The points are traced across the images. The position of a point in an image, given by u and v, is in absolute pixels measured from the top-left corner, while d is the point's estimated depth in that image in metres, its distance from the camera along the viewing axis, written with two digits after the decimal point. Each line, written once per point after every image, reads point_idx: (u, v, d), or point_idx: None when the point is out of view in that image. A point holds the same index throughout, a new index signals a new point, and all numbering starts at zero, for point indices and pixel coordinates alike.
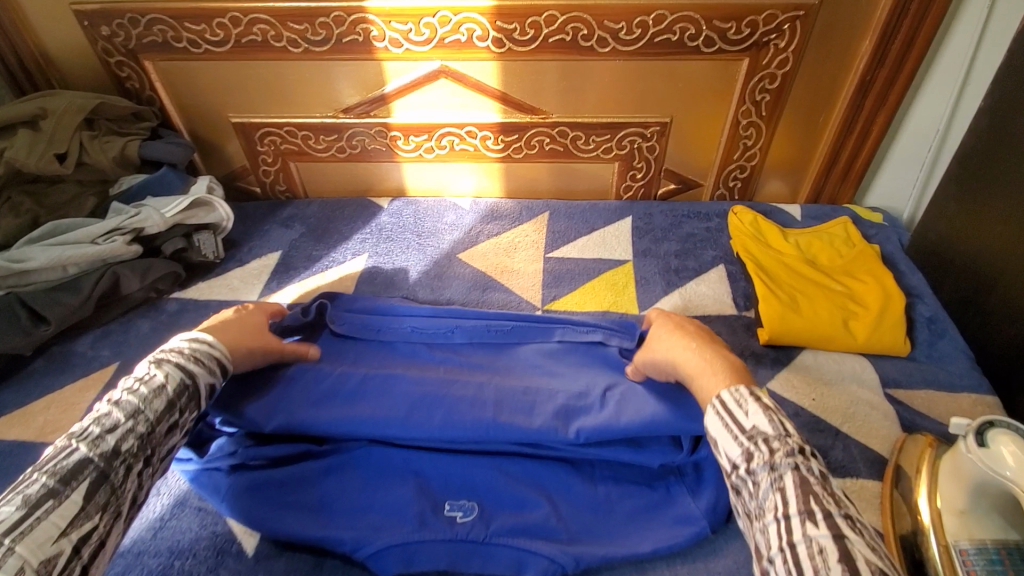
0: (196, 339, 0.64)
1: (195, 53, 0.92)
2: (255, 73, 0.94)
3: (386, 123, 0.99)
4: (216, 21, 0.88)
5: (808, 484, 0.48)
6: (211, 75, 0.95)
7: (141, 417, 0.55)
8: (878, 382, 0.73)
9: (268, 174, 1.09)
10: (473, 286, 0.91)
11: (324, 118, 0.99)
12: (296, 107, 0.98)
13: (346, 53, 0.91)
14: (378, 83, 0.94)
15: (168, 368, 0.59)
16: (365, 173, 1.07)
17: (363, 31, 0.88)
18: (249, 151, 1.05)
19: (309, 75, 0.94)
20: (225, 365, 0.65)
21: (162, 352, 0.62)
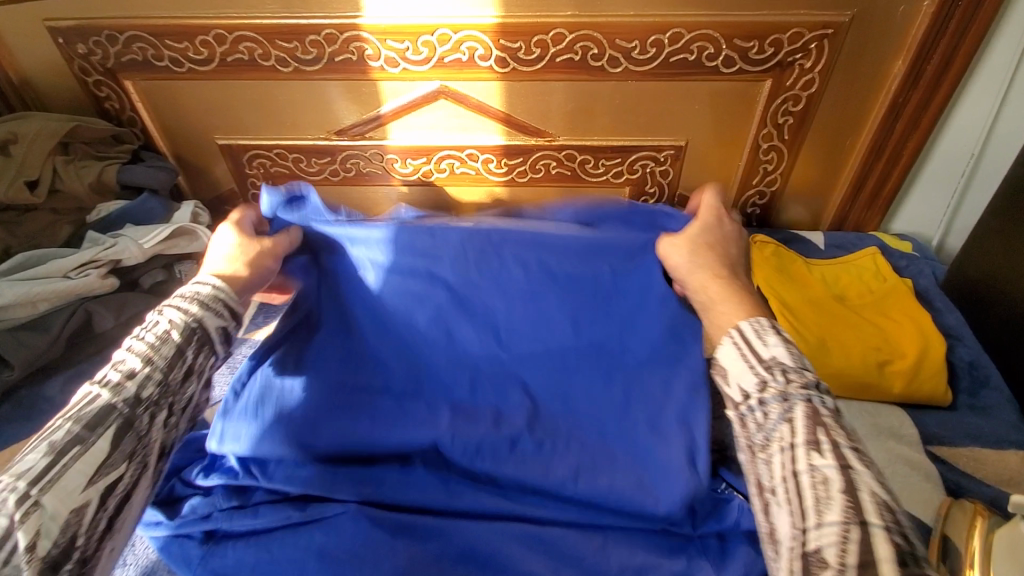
0: (200, 283, 0.61)
1: (179, 73, 0.86)
2: (242, 93, 0.88)
3: (382, 145, 0.93)
4: (200, 38, 0.82)
5: (818, 413, 0.48)
6: (196, 96, 0.89)
7: (156, 363, 0.53)
8: (918, 439, 0.68)
9: (258, 197, 1.03)
10: None
11: (316, 140, 0.93)
12: (287, 128, 0.92)
13: (339, 73, 0.85)
14: (373, 104, 0.88)
15: (177, 316, 0.57)
16: (360, 197, 1.02)
17: (357, 49, 0.82)
18: (237, 173, 0.99)
19: (300, 95, 0.88)
20: (235, 307, 0.61)
21: (168, 299, 0.59)
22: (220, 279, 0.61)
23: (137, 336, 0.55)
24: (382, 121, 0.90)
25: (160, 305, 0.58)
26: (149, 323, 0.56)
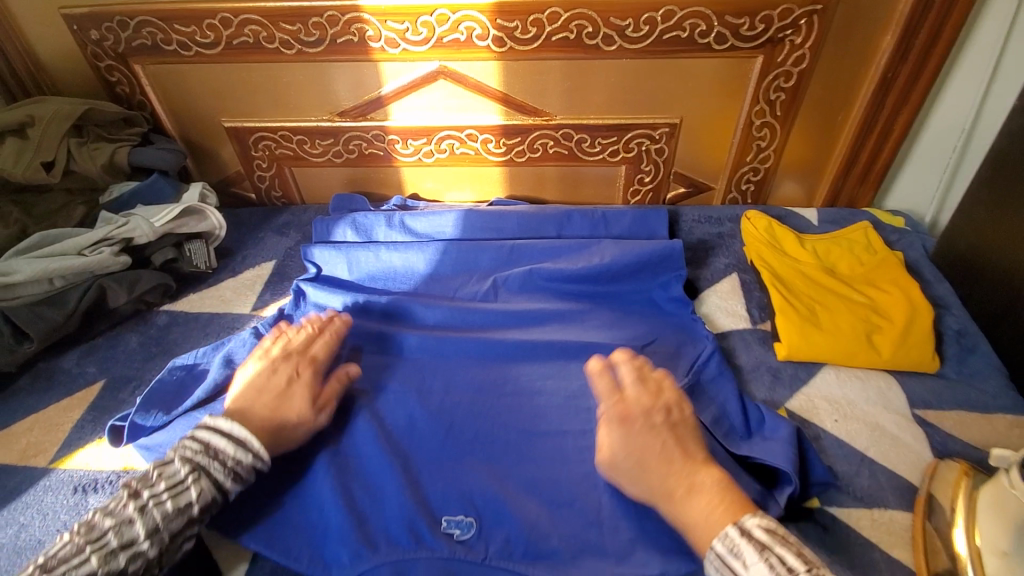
0: (241, 440, 0.58)
1: (186, 56, 0.89)
2: (249, 75, 0.91)
3: (383, 127, 0.95)
4: (206, 22, 0.85)
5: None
6: (205, 80, 0.92)
7: (159, 531, 0.52)
8: (906, 404, 0.70)
9: (263, 180, 1.05)
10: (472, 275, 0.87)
11: (320, 122, 0.96)
12: (292, 111, 0.95)
13: (341, 54, 0.87)
14: (375, 85, 0.91)
15: (206, 479, 0.55)
16: (363, 178, 1.04)
17: (358, 31, 0.84)
18: (243, 157, 1.02)
19: (305, 76, 0.90)
20: (261, 473, 0.59)
21: (203, 451, 0.57)
22: (252, 435, 0.59)
23: (155, 491, 0.54)
24: (386, 100, 0.92)
25: (185, 460, 0.56)
26: (181, 475, 0.55)
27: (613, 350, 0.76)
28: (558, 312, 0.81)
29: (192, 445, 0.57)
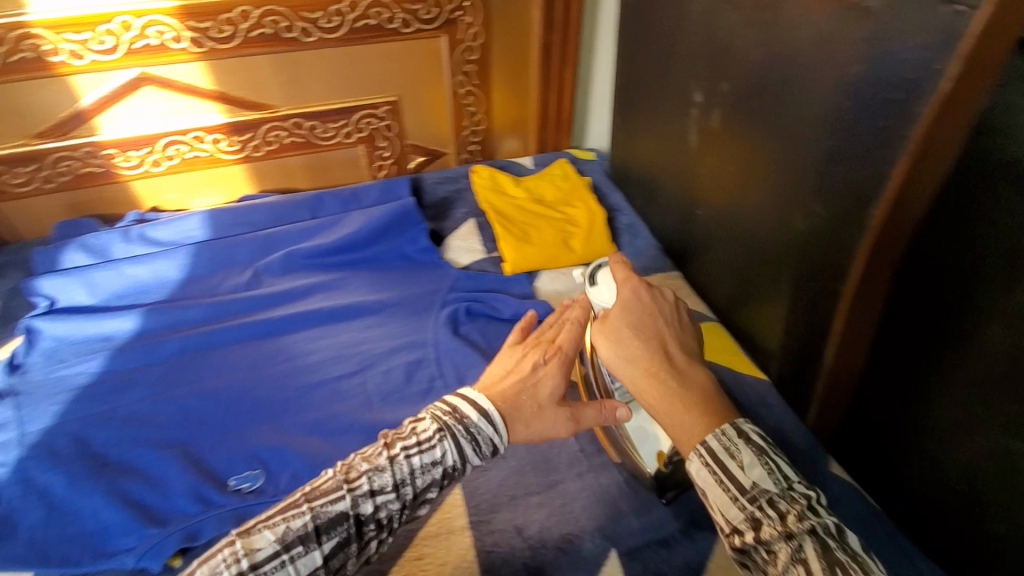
0: (485, 410, 0.57)
1: (307, 41, 1.03)
2: (364, 54, 1.08)
3: (478, 90, 1.23)
4: (334, 8, 1.00)
5: (828, 547, 0.45)
6: (325, 60, 1.07)
7: (768, 569, 0.47)
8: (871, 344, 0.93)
9: (384, 168, 1.27)
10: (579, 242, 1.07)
11: (422, 93, 1.19)
12: (417, 102, 1.20)
13: (451, 27, 1.11)
14: (477, 48, 1.16)
15: (765, 476, 0.49)
16: (450, 142, 1.29)
17: (469, 4, 1.10)
18: (370, 152, 1.23)
19: (415, 49, 1.12)
20: (491, 449, 0.57)
21: (750, 452, 0.50)
22: (488, 403, 0.58)
23: (762, 518, 0.48)
24: (487, 64, 1.20)
25: (438, 417, 0.57)
26: (773, 492, 0.48)
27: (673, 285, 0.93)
28: (636, 266, 1.06)
29: (442, 407, 0.58)
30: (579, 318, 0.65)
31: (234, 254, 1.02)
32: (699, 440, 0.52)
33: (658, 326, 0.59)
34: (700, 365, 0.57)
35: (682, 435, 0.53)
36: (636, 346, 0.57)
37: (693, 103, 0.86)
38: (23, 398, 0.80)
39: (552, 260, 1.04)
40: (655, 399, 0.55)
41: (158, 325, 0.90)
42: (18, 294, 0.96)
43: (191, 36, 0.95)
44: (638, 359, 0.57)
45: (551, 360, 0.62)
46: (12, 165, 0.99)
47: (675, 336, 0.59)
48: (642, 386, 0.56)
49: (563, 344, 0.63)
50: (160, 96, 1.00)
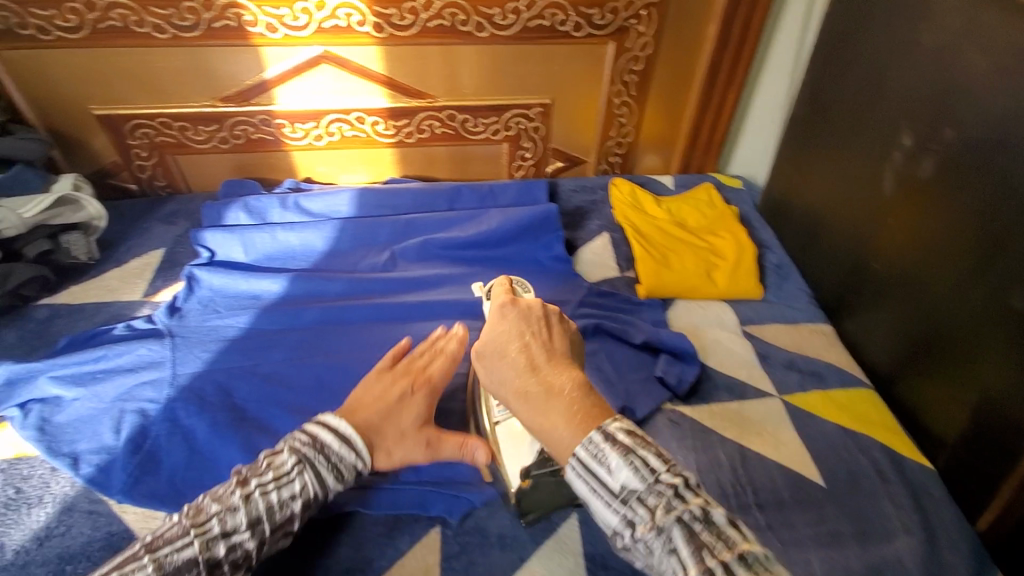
0: (347, 437, 0.62)
1: (479, 36, 1.03)
2: (529, 54, 1.08)
3: (634, 103, 1.19)
4: (511, 5, 1.00)
5: (694, 532, 0.47)
6: (491, 57, 1.07)
7: (642, 556, 0.49)
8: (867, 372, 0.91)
9: (521, 169, 1.26)
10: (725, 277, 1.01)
11: (576, 99, 1.16)
12: (570, 107, 1.17)
13: (621, 35, 1.08)
14: (642, 58, 1.12)
15: (631, 477, 0.50)
16: (593, 152, 1.26)
17: (645, 13, 1.06)
18: (512, 151, 1.22)
19: (580, 53, 1.10)
20: (343, 479, 0.62)
21: (614, 454, 0.51)
22: (343, 427, 0.62)
23: (636, 518, 0.49)
24: (650, 77, 1.15)
25: (293, 450, 0.60)
26: (641, 490, 0.49)
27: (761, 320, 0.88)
28: (784, 311, 0.98)
29: (301, 438, 0.61)
30: (456, 354, 0.72)
31: (375, 234, 1.05)
32: (572, 453, 0.52)
33: (521, 327, 0.61)
34: (569, 367, 0.58)
35: (559, 446, 0.54)
36: (522, 362, 0.58)
37: (899, 147, 0.84)
38: (178, 340, 0.82)
39: (692, 291, 0.99)
40: (533, 412, 0.56)
41: (301, 292, 0.94)
42: (183, 242, 1.03)
43: (374, 21, 0.98)
44: (512, 376, 0.58)
45: (416, 394, 0.67)
46: (196, 123, 1.06)
47: (534, 339, 0.60)
48: (515, 403, 0.57)
49: (433, 376, 0.69)
50: (334, 75, 1.04)
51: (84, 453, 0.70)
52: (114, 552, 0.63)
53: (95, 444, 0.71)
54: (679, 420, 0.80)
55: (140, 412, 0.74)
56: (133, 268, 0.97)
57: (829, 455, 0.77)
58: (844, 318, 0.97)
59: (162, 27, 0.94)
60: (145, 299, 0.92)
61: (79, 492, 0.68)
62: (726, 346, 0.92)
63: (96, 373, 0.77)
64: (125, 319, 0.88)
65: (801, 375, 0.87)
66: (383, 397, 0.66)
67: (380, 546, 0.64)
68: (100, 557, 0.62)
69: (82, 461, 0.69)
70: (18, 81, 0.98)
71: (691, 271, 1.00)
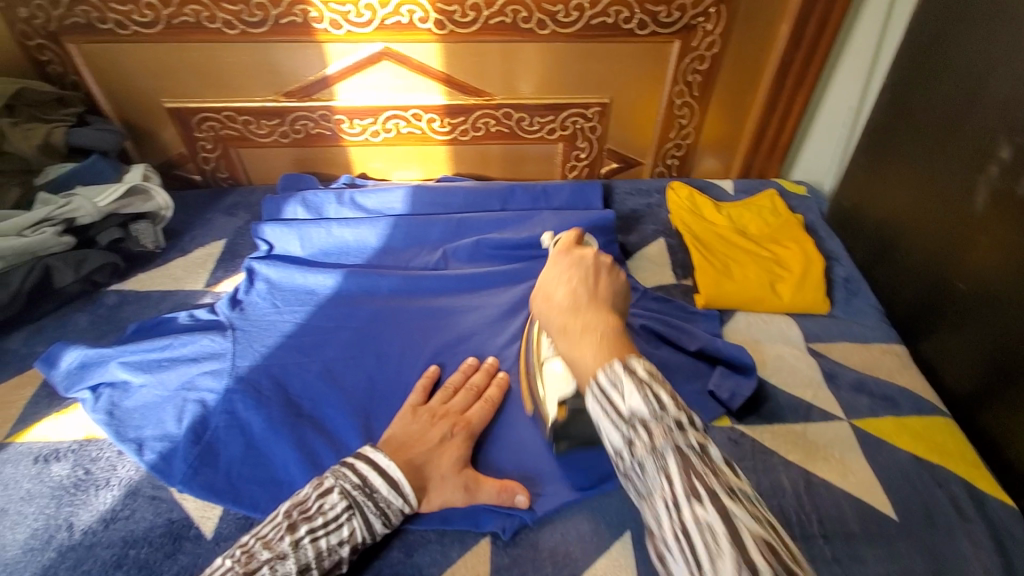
0: (395, 482, 0.62)
1: (540, 33, 1.01)
2: (588, 52, 1.05)
3: (695, 104, 1.14)
4: (575, 2, 0.98)
5: (688, 459, 0.44)
6: (551, 55, 1.05)
7: (634, 477, 0.47)
8: (901, 372, 0.89)
9: (575, 169, 1.24)
10: (786, 290, 0.97)
11: (636, 97, 1.12)
12: (629, 107, 1.14)
13: (687, 33, 1.04)
14: (708, 57, 1.08)
15: (646, 410, 0.47)
16: (649, 153, 1.23)
17: (715, 10, 1.01)
18: (567, 151, 1.20)
19: (644, 51, 1.06)
20: (391, 523, 0.62)
21: (630, 382, 0.48)
22: (394, 471, 0.62)
23: (637, 439, 0.46)
24: (714, 76, 1.10)
25: (345, 492, 0.60)
26: (647, 420, 0.46)
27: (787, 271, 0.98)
28: (854, 329, 0.95)
29: (351, 479, 0.61)
30: (494, 399, 0.74)
31: (428, 232, 1.04)
32: (594, 377, 0.50)
33: (572, 274, 0.59)
34: (609, 312, 0.56)
35: (581, 369, 0.52)
36: (564, 294, 0.58)
37: (997, 158, 0.79)
38: (238, 333, 0.84)
39: (754, 303, 0.95)
40: (572, 346, 0.54)
41: (355, 288, 0.94)
42: (244, 234, 1.05)
43: (436, 18, 0.97)
44: (558, 316, 0.57)
45: (455, 436, 0.68)
46: (259, 117, 1.09)
47: (584, 284, 0.59)
48: (558, 339, 0.57)
49: (471, 420, 0.71)
50: (394, 72, 1.05)
51: (148, 440, 0.72)
52: (175, 539, 0.65)
53: (159, 431, 0.73)
54: (740, 439, 0.78)
55: (200, 402, 0.75)
56: (196, 258, 1.00)
57: (902, 487, 0.74)
58: (920, 339, 0.93)
59: (231, 23, 0.96)
60: (207, 288, 0.95)
61: (143, 478, 0.70)
62: (789, 362, 0.89)
63: (160, 361, 0.79)
64: (189, 308, 0.91)
65: (872, 400, 0.84)
66: (423, 435, 0.67)
67: (439, 553, 0.65)
68: (163, 544, 0.64)
69: (145, 448, 0.71)
70: (97, 73, 1.02)
71: (753, 282, 0.96)
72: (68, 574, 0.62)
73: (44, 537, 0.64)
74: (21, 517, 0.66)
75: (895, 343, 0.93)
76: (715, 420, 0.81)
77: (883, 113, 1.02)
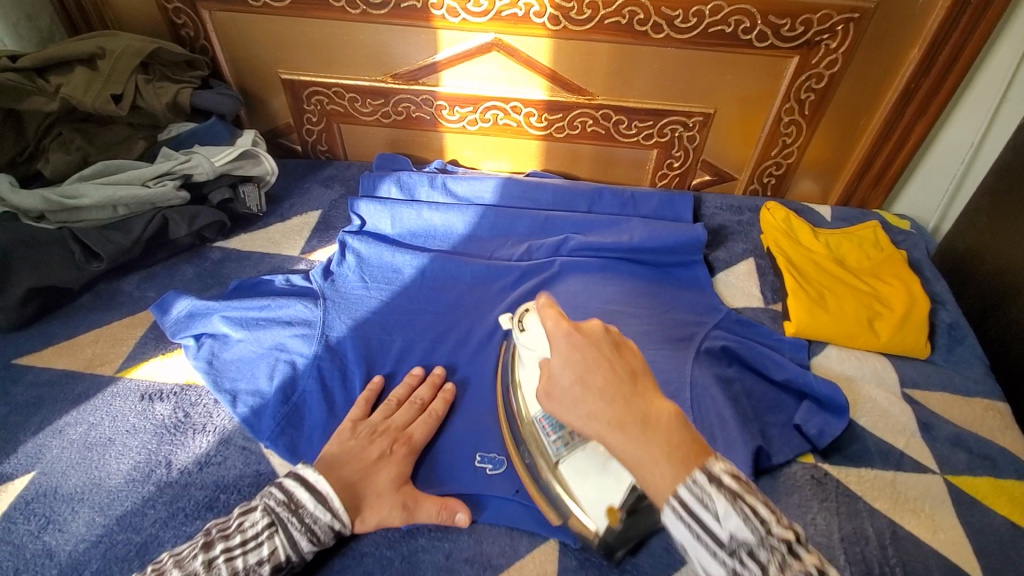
0: (324, 496, 0.61)
1: (655, 37, 0.99)
2: (700, 59, 1.02)
3: (802, 124, 1.10)
4: (695, 9, 0.95)
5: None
6: (660, 59, 1.02)
7: None
8: (1003, 431, 0.83)
9: (666, 178, 1.21)
10: (884, 329, 0.92)
11: (742, 111, 1.09)
12: (732, 120, 1.10)
13: (808, 49, 0.99)
14: (825, 77, 1.03)
15: (742, 526, 0.42)
16: (746, 169, 1.19)
17: (842, 29, 0.97)
18: (661, 158, 1.17)
19: (759, 65, 1.02)
20: (327, 540, 0.61)
21: (722, 499, 0.43)
22: (322, 485, 0.61)
23: (742, 572, 0.42)
24: (828, 96, 1.06)
25: (267, 509, 0.60)
26: (751, 542, 0.41)
27: (896, 311, 0.93)
28: (955, 380, 0.89)
29: (276, 497, 0.61)
30: (437, 413, 0.73)
31: (515, 226, 1.04)
32: (671, 491, 0.44)
33: (596, 360, 0.50)
34: (655, 395, 0.49)
35: (648, 478, 0.45)
36: (572, 378, 0.50)
37: None
38: (328, 302, 0.87)
39: (848, 338, 0.91)
40: (630, 447, 0.46)
41: (438, 272, 0.95)
42: (338, 207, 1.09)
43: (552, 13, 0.97)
44: (602, 410, 0.48)
45: (395, 453, 0.67)
46: (365, 97, 1.12)
47: (616, 368, 0.50)
48: (609, 438, 0.47)
49: (413, 436, 0.70)
50: (501, 63, 1.05)
51: (241, 393, 0.76)
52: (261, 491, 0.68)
53: (252, 387, 0.77)
54: (824, 479, 0.75)
55: (291, 364, 0.79)
56: (294, 225, 1.04)
57: (998, 554, 0.69)
58: None
59: (355, 3, 0.99)
60: (302, 256, 0.98)
61: (235, 428, 0.74)
62: (881, 405, 0.84)
63: (258, 320, 0.83)
64: (286, 272, 0.95)
65: (970, 456, 0.79)
66: (362, 453, 0.66)
67: (509, 545, 0.65)
68: (250, 494, 0.67)
69: (239, 401, 0.75)
70: (223, 39, 1.07)
71: (849, 316, 0.92)
72: (164, 508, 0.66)
73: (145, 471, 0.69)
74: (125, 450, 0.71)
75: (1000, 401, 0.87)
76: (799, 455, 0.77)
77: (1017, 153, 0.94)
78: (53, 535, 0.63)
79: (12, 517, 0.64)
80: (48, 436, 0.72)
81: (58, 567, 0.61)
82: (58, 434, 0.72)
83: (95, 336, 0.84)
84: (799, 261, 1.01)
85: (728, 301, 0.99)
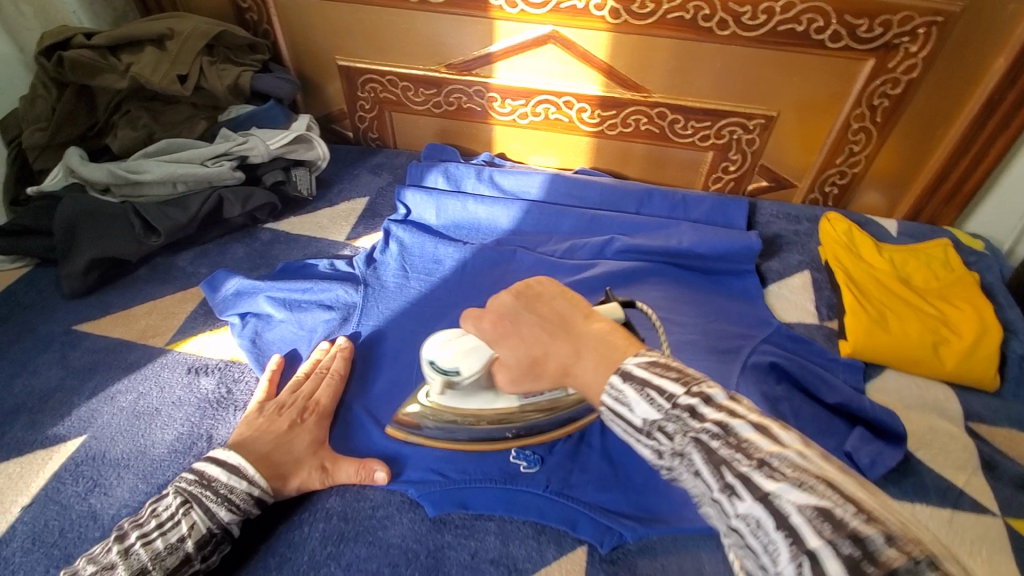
0: (235, 467, 0.62)
1: (720, 34, 0.95)
2: (765, 59, 0.97)
3: (871, 132, 1.03)
4: (765, 5, 0.91)
5: (709, 449, 0.40)
6: (723, 57, 0.98)
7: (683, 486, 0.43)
8: None
9: (719, 181, 1.17)
10: (950, 357, 0.85)
11: (807, 115, 1.03)
12: (795, 124, 1.05)
13: (885, 53, 0.93)
14: (901, 83, 0.97)
15: (650, 409, 0.44)
16: (807, 178, 1.13)
17: (925, 32, 0.90)
18: (715, 161, 1.13)
19: (829, 67, 0.97)
20: (251, 508, 0.61)
21: (632, 391, 0.45)
22: (228, 458, 0.62)
23: (663, 449, 0.43)
24: (903, 103, 0.99)
25: (180, 490, 0.60)
26: (659, 420, 0.43)
27: (966, 338, 0.87)
28: None
29: (187, 477, 0.61)
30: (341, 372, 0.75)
31: (560, 223, 1.03)
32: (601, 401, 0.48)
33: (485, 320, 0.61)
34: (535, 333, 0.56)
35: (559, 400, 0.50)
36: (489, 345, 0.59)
37: None
38: (369, 289, 0.87)
39: (909, 363, 0.85)
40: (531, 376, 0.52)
41: (479, 265, 0.95)
42: (385, 195, 1.10)
43: (613, 6, 0.94)
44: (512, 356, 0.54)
45: (306, 421, 0.69)
46: (418, 86, 1.12)
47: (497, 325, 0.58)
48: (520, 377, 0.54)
49: (320, 402, 0.72)
50: (557, 56, 1.03)
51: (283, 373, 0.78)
52: None
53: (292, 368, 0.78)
54: None
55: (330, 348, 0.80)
56: (342, 210, 1.05)
57: None
58: None
59: None
60: (347, 242, 1.00)
61: None
62: (941, 438, 0.79)
63: (301, 302, 0.85)
64: (331, 257, 0.96)
65: None
66: (271, 426, 0.68)
67: (535, 549, 0.64)
68: None
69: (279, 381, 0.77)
70: (284, 24, 1.09)
71: (912, 340, 0.86)
72: None
73: (187, 443, 0.71)
74: (170, 421, 0.73)
75: None
76: None
77: None
78: (98, 498, 0.66)
79: (62, 478, 0.68)
80: (100, 402, 0.75)
81: (101, 529, 0.63)
82: (109, 401, 0.75)
83: (149, 308, 0.87)
84: (859, 277, 0.96)
85: (778, 315, 0.94)
